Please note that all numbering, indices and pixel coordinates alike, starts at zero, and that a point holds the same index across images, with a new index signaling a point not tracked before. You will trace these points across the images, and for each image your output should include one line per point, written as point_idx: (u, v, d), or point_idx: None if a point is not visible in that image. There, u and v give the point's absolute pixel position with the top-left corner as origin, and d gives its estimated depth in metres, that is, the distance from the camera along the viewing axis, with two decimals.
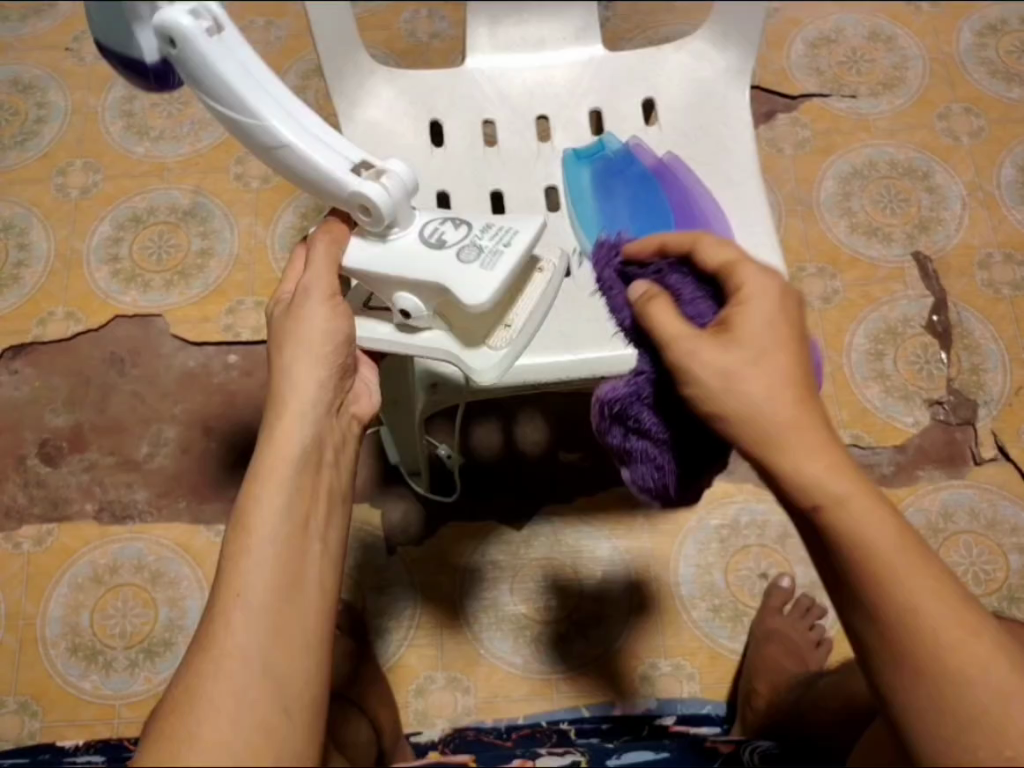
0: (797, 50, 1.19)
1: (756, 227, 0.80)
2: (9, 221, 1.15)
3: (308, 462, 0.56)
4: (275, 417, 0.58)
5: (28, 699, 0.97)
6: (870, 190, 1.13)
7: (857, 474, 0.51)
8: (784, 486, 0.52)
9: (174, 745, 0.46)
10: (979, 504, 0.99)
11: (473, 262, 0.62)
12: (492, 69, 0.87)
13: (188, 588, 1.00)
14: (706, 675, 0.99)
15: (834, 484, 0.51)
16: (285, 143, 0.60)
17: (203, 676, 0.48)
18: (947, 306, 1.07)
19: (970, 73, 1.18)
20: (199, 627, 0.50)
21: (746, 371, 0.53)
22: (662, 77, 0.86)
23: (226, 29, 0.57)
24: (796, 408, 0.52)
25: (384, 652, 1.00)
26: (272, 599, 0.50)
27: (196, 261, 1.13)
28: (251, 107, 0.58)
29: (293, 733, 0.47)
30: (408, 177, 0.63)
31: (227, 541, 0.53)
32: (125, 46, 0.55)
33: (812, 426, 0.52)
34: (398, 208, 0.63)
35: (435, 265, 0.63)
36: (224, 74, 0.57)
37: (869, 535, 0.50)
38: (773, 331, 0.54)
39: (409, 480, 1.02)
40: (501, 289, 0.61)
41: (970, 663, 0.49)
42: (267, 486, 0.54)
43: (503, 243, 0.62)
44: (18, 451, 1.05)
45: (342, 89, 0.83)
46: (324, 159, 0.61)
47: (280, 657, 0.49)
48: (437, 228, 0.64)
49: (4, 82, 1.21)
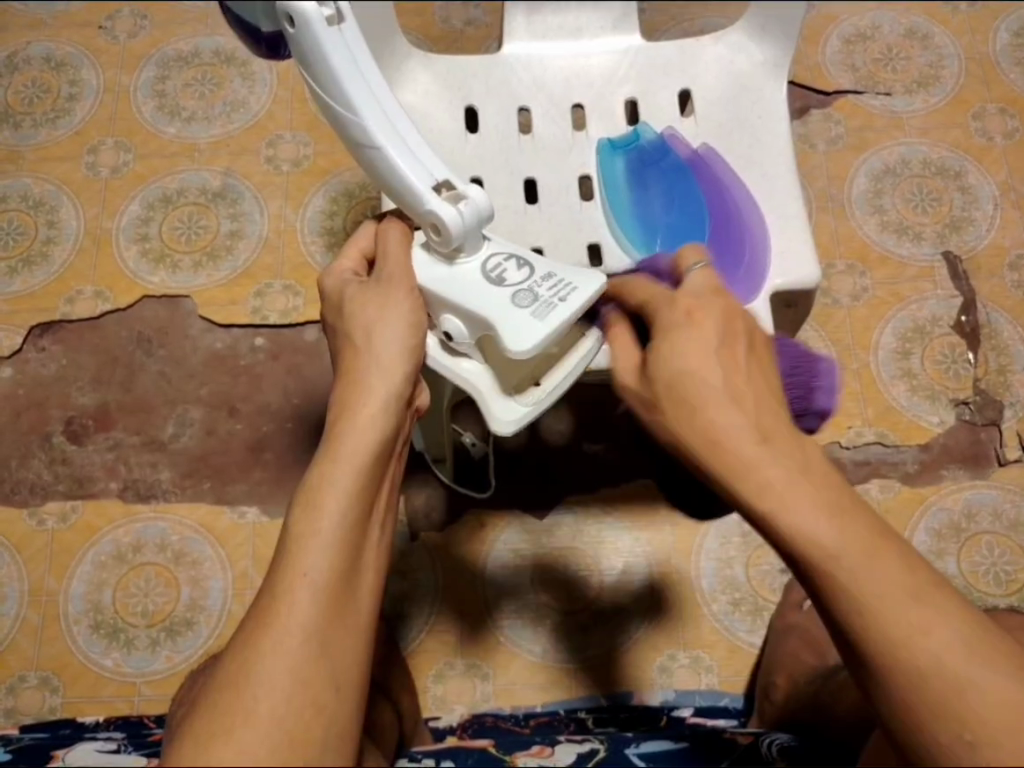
0: (833, 46, 1.19)
1: (790, 222, 0.79)
2: (39, 198, 1.15)
3: (384, 453, 0.56)
4: (359, 397, 0.57)
5: (50, 674, 0.97)
6: (902, 188, 1.12)
7: (802, 477, 0.53)
8: (738, 494, 0.55)
9: (230, 715, 0.45)
10: (1002, 504, 0.99)
11: (526, 308, 0.62)
12: (528, 56, 0.86)
13: (211, 568, 1.01)
14: (725, 667, 0.99)
15: (776, 488, 0.53)
16: (374, 142, 0.61)
17: (262, 649, 0.47)
18: (975, 307, 1.07)
19: (1005, 73, 1.18)
20: (260, 599, 0.50)
21: (687, 386, 0.58)
22: (699, 67, 0.85)
23: (346, 22, 0.60)
24: (735, 419, 0.56)
25: (406, 638, 1.00)
26: (336, 581, 0.50)
27: (224, 242, 1.13)
28: (347, 97, 0.61)
29: (341, 714, 0.48)
30: (484, 208, 0.63)
31: (297, 515, 0.52)
32: (251, 15, 0.61)
33: (756, 435, 0.55)
34: (468, 236, 0.63)
35: (489, 301, 0.63)
36: (331, 59, 0.60)
37: (811, 533, 0.52)
38: (697, 350, 0.59)
39: (434, 467, 1.01)
40: (544, 343, 0.62)
41: (922, 656, 0.49)
42: (343, 467, 0.54)
43: (558, 298, 0.63)
44: (43, 428, 1.06)
45: (378, 72, 0.83)
46: (407, 167, 0.61)
47: (337, 640, 0.49)
48: (500, 264, 0.64)
49: (37, 58, 1.21)
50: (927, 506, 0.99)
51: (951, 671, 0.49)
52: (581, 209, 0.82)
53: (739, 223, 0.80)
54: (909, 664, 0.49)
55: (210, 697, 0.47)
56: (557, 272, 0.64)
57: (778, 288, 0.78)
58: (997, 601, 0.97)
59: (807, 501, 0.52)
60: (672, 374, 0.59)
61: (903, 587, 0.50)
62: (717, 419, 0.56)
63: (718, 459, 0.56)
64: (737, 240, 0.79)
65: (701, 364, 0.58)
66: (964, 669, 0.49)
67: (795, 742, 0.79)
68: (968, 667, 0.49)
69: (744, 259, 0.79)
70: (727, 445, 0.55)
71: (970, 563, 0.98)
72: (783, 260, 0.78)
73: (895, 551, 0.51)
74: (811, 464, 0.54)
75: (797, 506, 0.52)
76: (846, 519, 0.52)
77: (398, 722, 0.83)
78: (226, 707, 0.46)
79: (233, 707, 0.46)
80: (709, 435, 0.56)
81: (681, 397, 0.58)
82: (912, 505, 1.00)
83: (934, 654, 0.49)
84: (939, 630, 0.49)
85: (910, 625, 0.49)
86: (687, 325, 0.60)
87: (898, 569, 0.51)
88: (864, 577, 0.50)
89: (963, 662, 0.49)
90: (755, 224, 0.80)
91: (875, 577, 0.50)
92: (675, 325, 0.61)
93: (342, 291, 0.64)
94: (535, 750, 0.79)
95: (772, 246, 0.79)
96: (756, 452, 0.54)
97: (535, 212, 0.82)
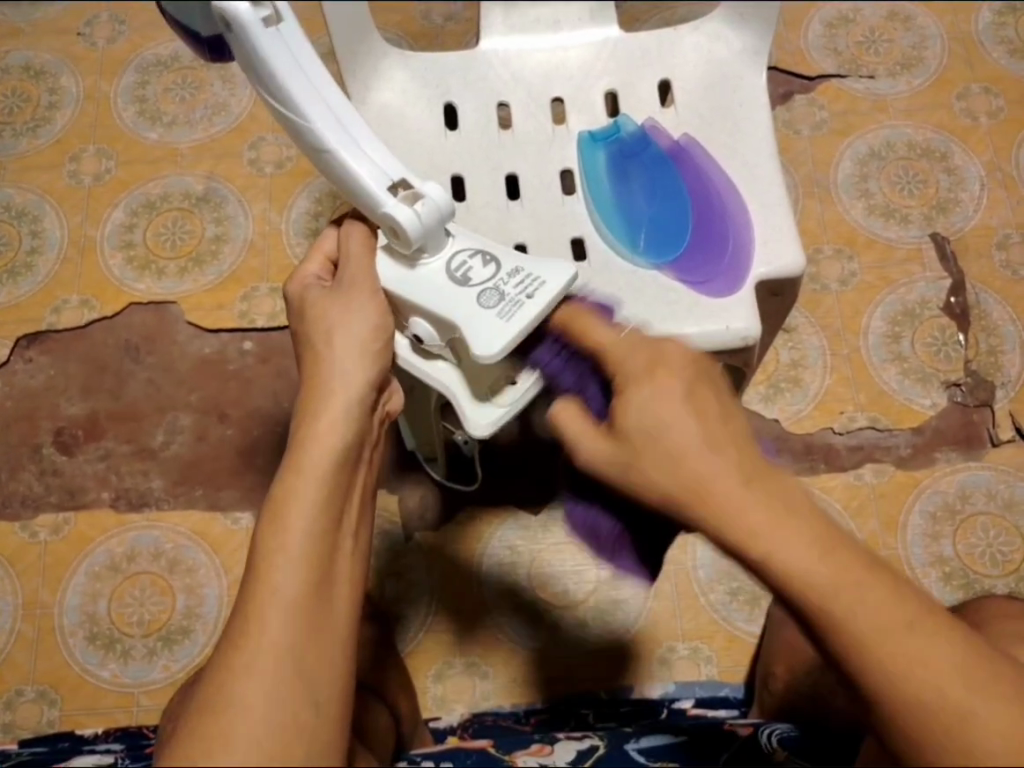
0: (815, 30, 1.18)
1: (774, 212, 0.79)
2: (22, 209, 1.14)
3: (350, 457, 0.55)
4: (319, 406, 0.56)
5: (47, 687, 0.97)
6: (888, 171, 1.12)
7: (842, 557, 0.45)
8: (767, 579, 0.46)
9: (208, 740, 0.45)
10: (996, 486, 0.99)
11: (491, 308, 0.62)
12: (506, 51, 0.86)
13: (206, 576, 1.00)
14: (724, 658, 0.99)
15: (816, 574, 0.45)
16: (326, 145, 0.61)
17: (234, 671, 0.46)
18: (964, 288, 1.07)
19: (989, 51, 1.17)
20: (231, 620, 0.49)
21: (707, 469, 0.47)
22: (678, 57, 0.84)
23: (285, 22, 0.60)
24: (744, 487, 0.46)
25: (403, 638, 1.00)
26: (307, 595, 0.49)
27: (209, 247, 1.12)
28: (294, 100, 0.60)
29: (324, 732, 0.47)
30: (443, 203, 0.63)
31: (263, 529, 0.51)
32: (189, 20, 0.61)
33: (772, 506, 0.46)
34: (429, 235, 0.63)
35: (456, 303, 0.63)
36: (273, 63, 0.59)
37: (862, 618, 0.44)
38: (654, 411, 0.50)
39: (426, 467, 1.02)
40: (512, 344, 0.61)
41: (920, 692, 0.44)
42: (307, 479, 0.52)
43: (525, 295, 0.62)
44: (33, 441, 1.05)
45: (354, 71, 0.82)
46: (363, 171, 0.62)
47: (313, 655, 0.48)
48: (465, 263, 0.65)
49: (16, 68, 1.20)
50: (921, 489, 0.99)
51: (949, 707, 0.45)
52: (564, 203, 0.81)
53: (722, 215, 0.79)
54: (913, 706, 0.45)
55: (189, 720, 0.46)
56: (524, 267, 0.63)
57: (763, 277, 0.78)
58: (993, 583, 0.96)
59: (793, 541, 0.45)
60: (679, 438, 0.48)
61: (897, 621, 0.44)
62: (697, 476, 0.47)
63: (695, 506, 0.47)
64: (721, 229, 0.79)
65: (671, 417, 0.49)
66: (965, 699, 0.45)
67: (796, 732, 0.78)
68: (966, 697, 0.45)
69: (727, 249, 0.78)
70: (708, 505, 0.47)
71: (965, 546, 0.98)
72: (767, 249, 0.78)
73: (885, 581, 0.45)
74: (796, 504, 0.46)
75: (787, 548, 0.45)
76: (839, 563, 0.45)
77: (396, 725, 0.83)
78: (203, 731, 0.45)
79: (210, 730, 0.45)
80: (691, 503, 0.47)
81: (650, 447, 0.49)
82: (906, 490, 0.99)
83: (936, 684, 0.44)
84: (936, 661, 0.44)
85: (905, 664, 0.44)
86: (649, 383, 0.51)
87: (893, 605, 0.45)
88: (858, 619, 0.44)
89: (961, 690, 0.45)
90: (737, 213, 0.79)
91: (870, 617, 0.44)
92: (637, 376, 0.52)
93: (305, 295, 0.63)
94: (534, 749, 0.78)
95: (755, 235, 0.78)
96: (739, 500, 0.46)
97: (517, 208, 0.81)
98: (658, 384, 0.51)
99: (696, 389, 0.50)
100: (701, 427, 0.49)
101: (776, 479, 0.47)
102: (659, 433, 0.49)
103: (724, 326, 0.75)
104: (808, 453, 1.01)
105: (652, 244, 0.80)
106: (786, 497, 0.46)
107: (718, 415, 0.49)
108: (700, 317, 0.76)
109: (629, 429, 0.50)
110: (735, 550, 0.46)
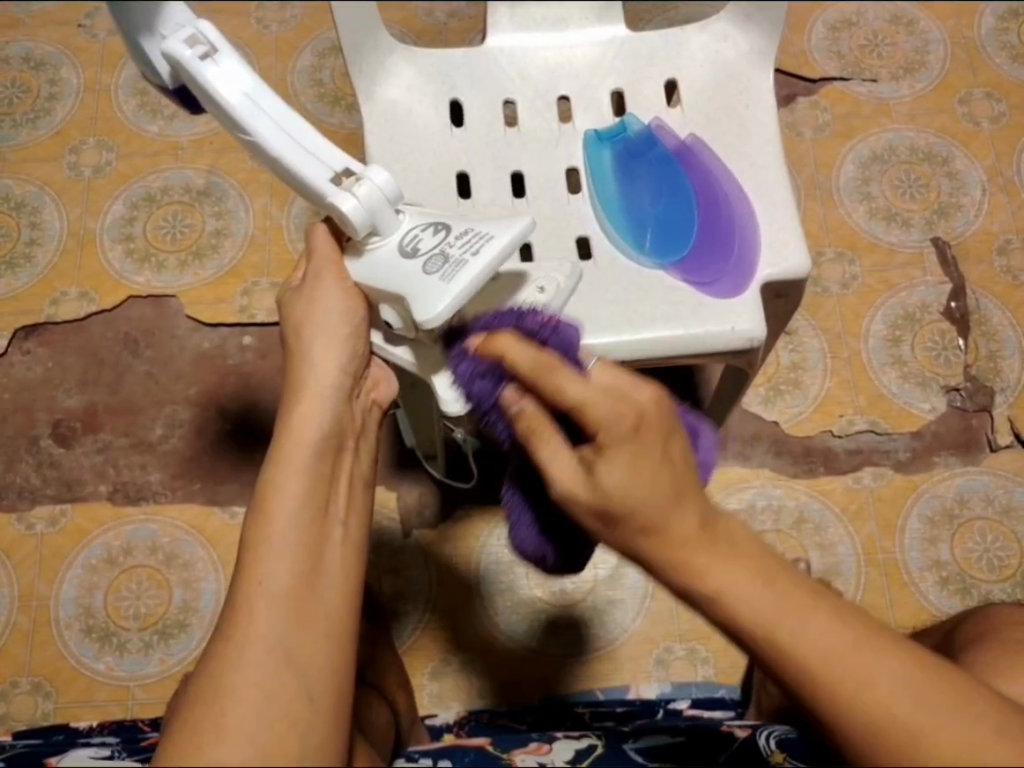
0: (818, 32, 1.18)
1: (780, 215, 0.79)
2: (21, 199, 1.14)
3: (330, 448, 0.54)
4: (295, 403, 0.56)
5: (41, 679, 0.96)
6: (889, 175, 1.12)
7: (791, 585, 0.45)
8: (719, 615, 0.45)
9: (199, 736, 0.43)
10: (994, 490, 0.99)
11: (436, 272, 0.59)
12: (513, 48, 0.85)
13: (202, 569, 1.00)
14: (721, 659, 1.00)
15: (763, 606, 0.44)
16: (277, 160, 0.59)
17: (225, 664, 0.45)
18: (965, 293, 1.07)
19: (992, 57, 1.17)
20: (220, 616, 0.47)
21: (654, 510, 0.46)
22: (685, 57, 0.84)
23: (223, 51, 0.58)
24: (694, 529, 0.46)
25: (400, 634, 1.00)
26: (295, 586, 0.47)
27: (210, 240, 1.12)
28: (246, 126, 0.59)
29: (319, 724, 0.45)
30: (389, 186, 0.60)
31: (248, 524, 0.50)
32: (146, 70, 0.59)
33: (713, 538, 0.46)
34: (378, 214, 0.61)
35: (401, 274, 0.60)
36: (221, 98, 0.58)
37: (810, 647, 0.43)
38: (629, 467, 0.47)
39: (425, 463, 1.01)
40: (458, 302, 0.58)
41: (872, 715, 0.43)
42: (289, 471, 0.52)
43: (470, 252, 0.59)
44: (30, 431, 1.05)
45: (361, 67, 0.82)
46: (310, 175, 0.59)
47: (305, 644, 0.46)
48: (415, 235, 0.62)
49: (16, 58, 1.19)
50: (919, 493, 1.00)
51: (902, 725, 0.42)
52: (570, 202, 0.81)
53: (729, 216, 0.79)
54: (870, 731, 0.43)
55: (180, 722, 0.45)
56: (473, 228, 0.61)
57: (768, 279, 0.78)
58: (990, 588, 0.97)
59: (743, 575, 0.45)
60: (619, 462, 0.47)
61: (845, 646, 0.43)
62: (648, 518, 0.47)
63: (651, 550, 0.47)
64: (726, 230, 0.79)
65: (626, 475, 0.47)
66: (916, 721, 0.42)
67: (795, 733, 0.78)
68: (917, 717, 0.43)
69: (733, 249, 0.78)
70: (663, 538, 0.46)
71: (963, 550, 0.98)
72: (775, 251, 0.78)
73: (828, 608, 0.44)
74: (739, 542, 0.46)
75: (731, 583, 0.45)
76: (782, 590, 0.45)
77: (394, 721, 0.83)
78: (194, 730, 0.43)
79: (202, 724, 0.43)
80: (650, 547, 0.47)
81: (611, 508, 0.48)
82: (905, 493, 1.00)
83: (885, 706, 0.43)
84: (881, 682, 0.43)
85: (851, 685, 0.43)
86: (620, 442, 0.48)
87: (838, 628, 0.44)
88: (803, 645, 0.44)
89: (918, 714, 0.43)
90: (743, 216, 0.79)
91: (818, 643, 0.43)
92: (613, 435, 0.48)
93: (282, 297, 0.63)
94: (534, 748, 0.78)
95: (762, 238, 0.78)
96: (687, 534, 0.46)
97: (523, 206, 0.81)
98: (622, 440, 0.48)
99: (649, 437, 0.48)
100: (666, 475, 0.47)
101: (729, 525, 0.47)
102: (622, 491, 0.47)
103: (729, 327, 0.75)
104: (807, 456, 1.02)
105: (657, 244, 0.79)
106: (730, 532, 0.46)
107: (666, 456, 0.48)
108: (705, 318, 0.76)
109: (603, 484, 0.48)
110: (685, 589, 0.46)
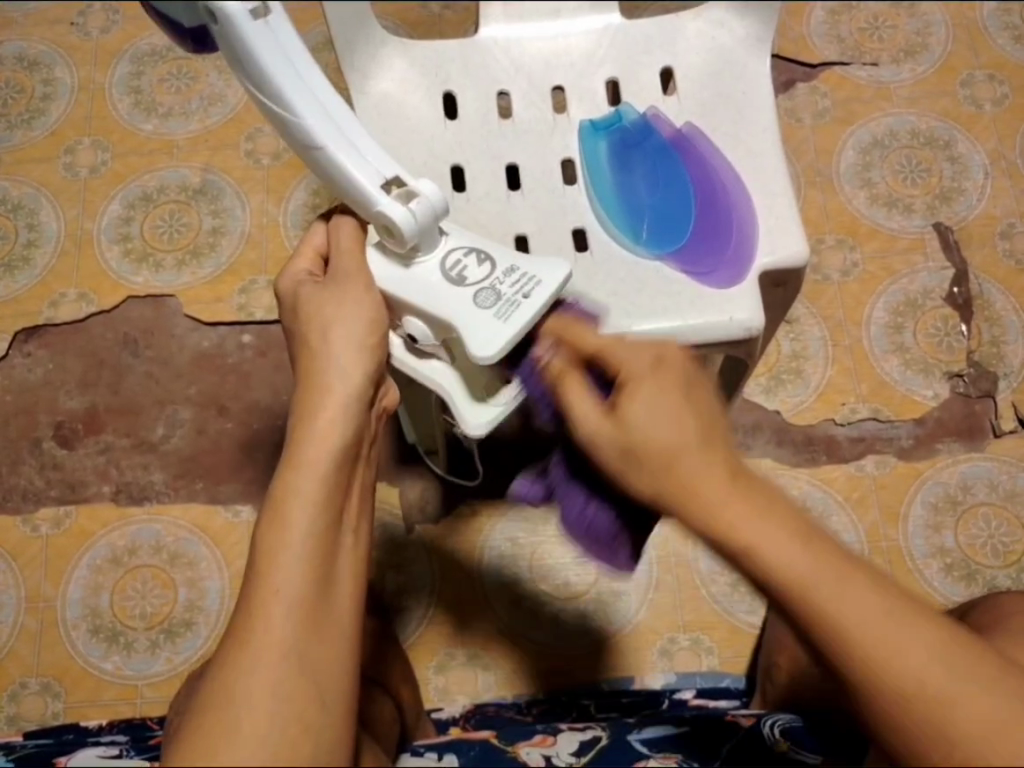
0: (817, 17, 1.17)
1: (778, 204, 0.78)
2: (18, 201, 1.14)
3: (347, 456, 0.53)
4: (318, 399, 0.54)
5: (50, 680, 0.97)
6: (891, 159, 1.11)
7: (831, 550, 0.46)
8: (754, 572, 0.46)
9: (210, 745, 0.43)
10: (999, 476, 0.99)
11: (488, 308, 0.61)
12: (506, 39, 0.84)
13: (207, 568, 1.00)
14: (725, 648, 0.99)
15: (805, 568, 0.45)
16: (318, 143, 0.59)
17: (236, 675, 0.45)
18: (968, 278, 1.06)
19: (993, 38, 1.16)
20: (233, 620, 0.47)
21: (689, 458, 0.48)
22: (680, 45, 0.83)
23: (274, 13, 0.56)
24: (730, 482, 0.47)
25: (405, 629, 1.00)
26: (309, 597, 0.47)
27: (207, 239, 1.12)
28: (284, 97, 0.57)
29: (328, 730, 0.45)
30: (439, 202, 0.60)
31: (265, 528, 0.49)
32: (172, 10, 0.57)
33: (750, 495, 0.47)
34: (425, 235, 0.62)
35: (451, 304, 0.61)
36: (261, 59, 0.56)
37: (847, 612, 0.45)
38: (662, 413, 0.50)
39: (427, 459, 1.01)
40: (511, 345, 0.60)
41: (905, 681, 0.45)
42: (307, 476, 0.51)
43: (521, 294, 0.61)
44: (32, 434, 1.05)
45: (352, 61, 0.81)
46: (353, 167, 0.59)
47: (316, 653, 0.46)
48: (460, 262, 0.63)
49: (9, 58, 1.19)
50: (923, 480, 0.99)
51: (932, 698, 0.44)
52: (565, 193, 0.80)
53: (726, 204, 0.79)
54: (893, 695, 0.45)
55: (189, 724, 0.45)
56: (520, 267, 0.62)
57: (767, 268, 0.77)
58: (996, 574, 0.96)
59: (779, 533, 0.45)
60: (658, 406, 0.50)
61: (881, 609, 0.45)
62: (683, 470, 0.48)
63: (679, 499, 0.48)
64: (724, 217, 0.78)
65: (664, 421, 0.49)
66: (948, 690, 0.45)
67: (800, 721, 0.78)
68: (946, 686, 0.45)
69: (732, 238, 0.77)
70: (691, 492, 0.47)
71: (967, 537, 0.97)
72: (772, 240, 0.77)
73: (863, 576, 0.46)
74: (773, 498, 0.47)
75: (771, 539, 0.45)
76: (819, 552, 0.45)
77: (399, 717, 0.83)
78: (205, 735, 0.43)
79: (212, 734, 0.43)
80: (672, 492, 0.48)
81: (654, 458, 0.49)
82: (907, 481, 0.99)
83: (918, 676, 0.44)
84: (914, 653, 0.45)
85: (888, 652, 0.44)
86: (652, 380, 0.52)
87: (872, 594, 0.45)
88: (841, 609, 0.45)
89: (949, 686, 0.45)
90: (741, 205, 0.78)
91: (853, 609, 0.45)
92: (641, 374, 0.53)
93: (297, 291, 0.61)
94: (538, 740, 0.77)
95: (760, 226, 0.77)
96: (724, 491, 0.47)
97: (518, 198, 0.80)
98: (656, 386, 0.51)
99: (693, 390, 0.51)
100: (698, 425, 0.49)
101: (761, 482, 0.48)
102: (651, 433, 0.49)
103: (727, 318, 0.75)
104: (809, 445, 1.01)
105: (655, 234, 0.79)
106: (770, 496, 0.47)
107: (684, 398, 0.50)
108: (703, 308, 0.75)
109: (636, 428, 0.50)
110: (718, 543, 0.47)
